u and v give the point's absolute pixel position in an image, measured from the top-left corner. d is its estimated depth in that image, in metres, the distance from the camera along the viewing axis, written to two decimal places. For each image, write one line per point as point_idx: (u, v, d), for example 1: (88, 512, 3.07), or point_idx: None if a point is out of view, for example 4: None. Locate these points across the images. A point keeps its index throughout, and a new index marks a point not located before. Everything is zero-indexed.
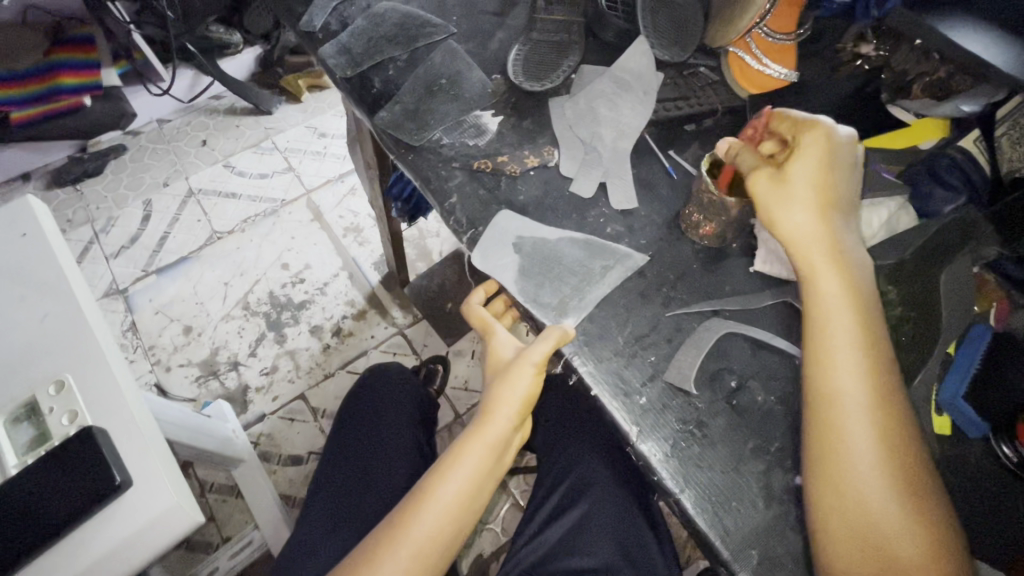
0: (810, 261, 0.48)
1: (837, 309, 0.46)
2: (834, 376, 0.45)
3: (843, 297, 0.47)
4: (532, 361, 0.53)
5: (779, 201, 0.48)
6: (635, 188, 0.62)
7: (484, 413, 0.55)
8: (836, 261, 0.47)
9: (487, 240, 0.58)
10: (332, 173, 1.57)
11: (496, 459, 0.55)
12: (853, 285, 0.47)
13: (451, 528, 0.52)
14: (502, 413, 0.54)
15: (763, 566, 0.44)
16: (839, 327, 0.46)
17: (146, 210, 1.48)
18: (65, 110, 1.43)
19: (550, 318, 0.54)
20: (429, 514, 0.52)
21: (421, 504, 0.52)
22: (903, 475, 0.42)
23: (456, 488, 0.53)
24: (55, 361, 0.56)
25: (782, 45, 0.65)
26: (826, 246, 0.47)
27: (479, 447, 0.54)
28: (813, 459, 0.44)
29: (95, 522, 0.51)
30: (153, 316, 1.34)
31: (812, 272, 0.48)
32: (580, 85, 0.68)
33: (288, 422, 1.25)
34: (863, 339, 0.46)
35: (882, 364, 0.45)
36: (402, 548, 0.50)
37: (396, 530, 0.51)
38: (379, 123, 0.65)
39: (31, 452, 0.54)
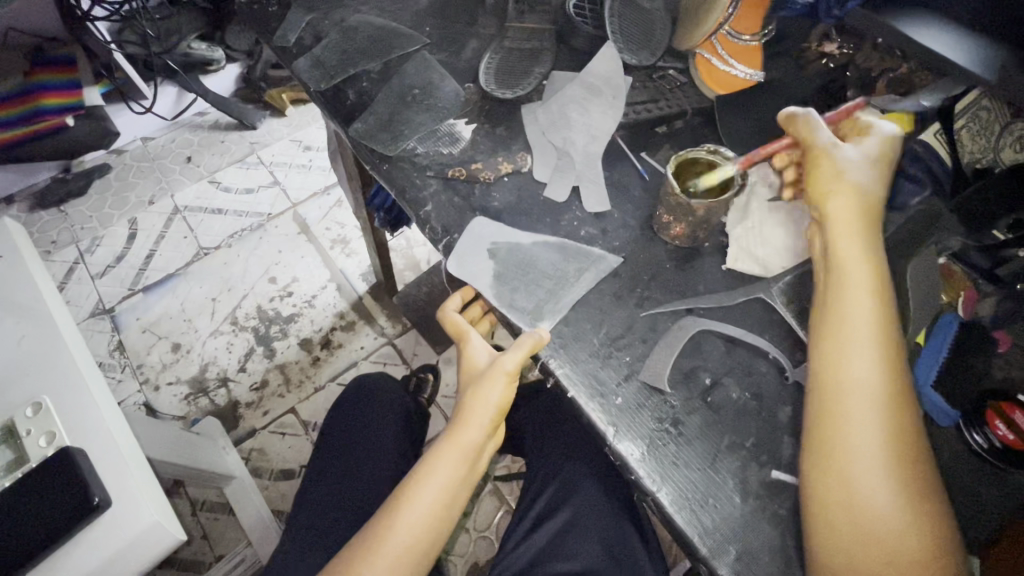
0: (836, 239, 0.49)
1: (856, 291, 0.46)
2: (843, 361, 0.45)
3: (866, 285, 0.47)
4: (506, 369, 0.53)
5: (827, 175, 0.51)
6: (608, 191, 0.62)
7: (460, 420, 0.55)
8: (864, 244, 0.48)
9: (460, 250, 0.58)
10: (318, 186, 1.58)
11: (472, 463, 0.56)
12: (878, 273, 0.47)
13: (430, 534, 0.53)
14: (479, 419, 0.55)
15: (742, 561, 0.45)
16: (856, 310, 0.46)
17: (131, 229, 1.48)
18: (45, 133, 1.39)
19: (523, 322, 0.54)
20: (407, 521, 0.52)
21: (399, 511, 0.53)
22: (908, 470, 0.42)
23: (434, 494, 0.53)
24: (34, 384, 0.58)
25: (747, 46, 0.67)
26: (859, 232, 0.48)
27: (455, 453, 0.54)
28: (813, 449, 0.44)
29: (73, 544, 0.51)
30: (140, 334, 1.33)
31: (840, 256, 0.48)
32: (552, 91, 0.68)
33: (278, 436, 1.24)
34: (877, 326, 0.45)
35: (894, 352, 0.45)
36: (381, 556, 0.51)
37: (375, 538, 0.52)
38: (354, 135, 0.66)
39: (8, 475, 0.54)
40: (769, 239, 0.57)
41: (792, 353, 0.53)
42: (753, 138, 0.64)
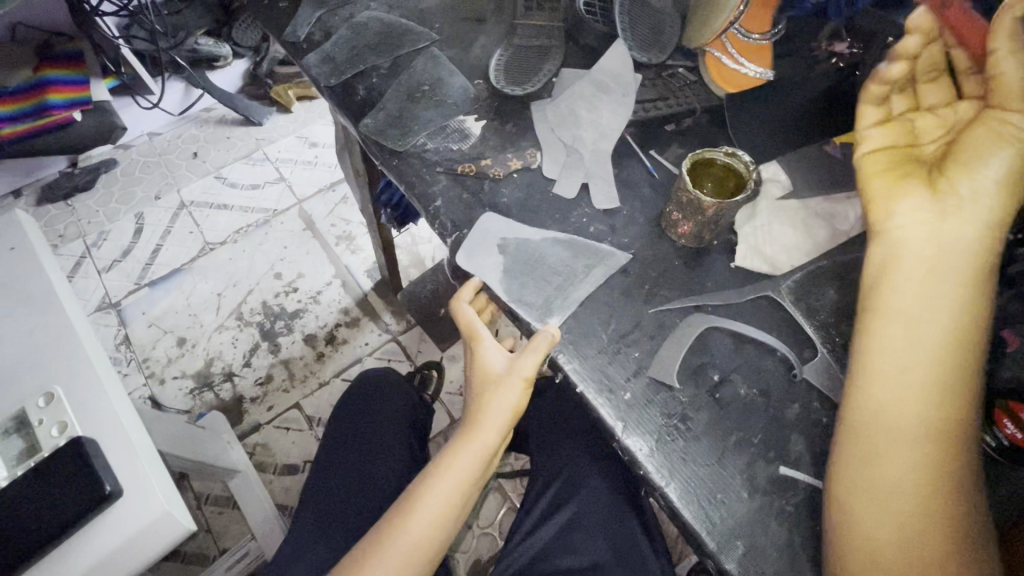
0: (931, 249, 0.46)
1: (932, 319, 0.45)
2: (898, 395, 0.44)
3: (944, 316, 0.45)
4: (523, 374, 0.53)
5: (998, 138, 0.46)
6: (616, 189, 0.62)
7: (473, 420, 0.55)
8: (954, 270, 0.45)
9: (468, 248, 0.58)
10: (323, 182, 1.58)
11: (484, 463, 0.56)
12: (966, 304, 0.45)
13: (441, 533, 0.54)
14: (494, 420, 0.55)
15: (749, 555, 0.45)
16: (924, 340, 0.44)
17: (138, 223, 1.49)
18: (53, 126, 1.38)
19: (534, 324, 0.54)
20: (418, 523, 0.52)
21: (411, 510, 0.53)
22: (937, 506, 0.42)
23: (445, 494, 0.54)
24: (45, 374, 0.59)
25: (757, 44, 0.66)
26: (966, 253, 0.45)
27: (470, 452, 0.54)
28: (850, 478, 0.44)
29: (87, 530, 0.52)
30: (146, 328, 1.34)
31: (936, 275, 0.45)
32: (561, 88, 0.69)
33: (282, 431, 1.25)
34: (947, 357, 0.44)
35: (963, 390, 0.44)
36: (392, 555, 0.51)
37: (387, 536, 0.52)
38: (363, 130, 0.66)
39: (23, 463, 0.56)
40: (777, 237, 0.57)
41: (801, 350, 0.54)
42: (764, 139, 0.64)
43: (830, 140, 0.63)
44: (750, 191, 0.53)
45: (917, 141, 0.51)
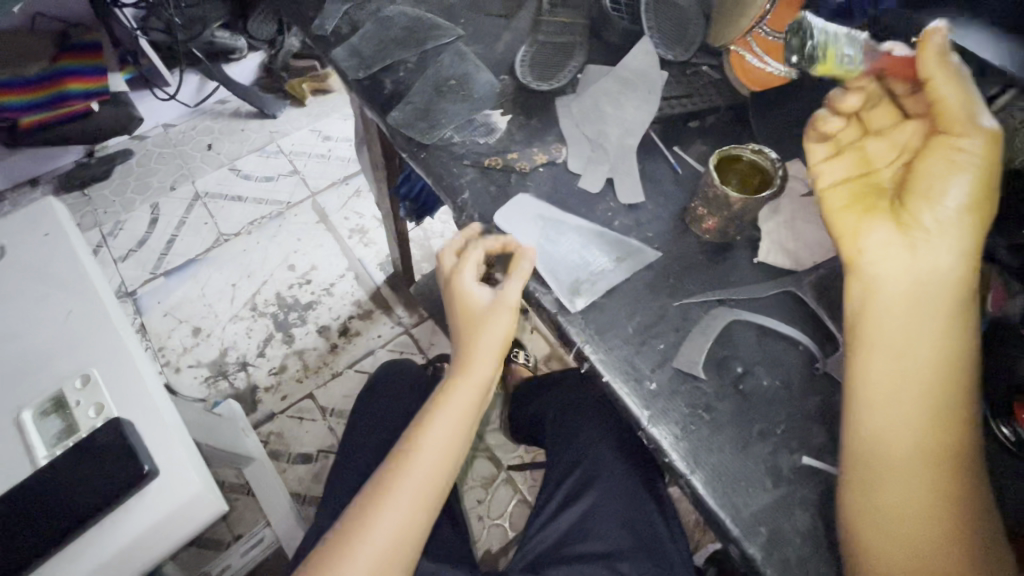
0: (908, 282, 0.46)
1: (915, 347, 0.46)
2: (889, 420, 0.45)
3: (928, 341, 0.45)
4: (508, 304, 0.56)
5: (954, 162, 0.45)
6: (641, 184, 0.63)
7: (467, 357, 0.58)
8: (937, 295, 0.46)
9: (508, 219, 0.60)
10: (337, 176, 1.59)
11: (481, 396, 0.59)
12: (950, 326, 0.45)
13: (445, 470, 0.57)
14: (489, 351, 0.58)
15: (772, 541, 0.46)
16: (911, 364, 0.45)
17: (154, 213, 1.50)
18: (72, 116, 1.41)
19: (568, 305, 0.55)
20: (424, 460, 0.56)
21: (414, 452, 0.56)
22: (942, 522, 0.43)
23: (446, 431, 0.57)
24: (80, 357, 0.60)
25: (783, 44, 0.64)
26: (945, 279, 0.45)
27: (468, 386, 0.58)
28: (858, 509, 0.44)
29: (123, 510, 0.53)
30: (162, 318, 1.36)
31: (916, 303, 0.46)
32: (585, 85, 0.70)
33: (297, 421, 1.26)
34: (935, 379, 0.45)
35: (954, 407, 0.45)
36: (400, 494, 0.54)
37: (393, 477, 0.55)
38: (391, 123, 0.67)
39: (60, 444, 0.57)
40: (800, 234, 0.58)
41: (823, 344, 0.55)
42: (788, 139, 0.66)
43: None
44: (777, 187, 0.54)
45: (873, 170, 0.51)
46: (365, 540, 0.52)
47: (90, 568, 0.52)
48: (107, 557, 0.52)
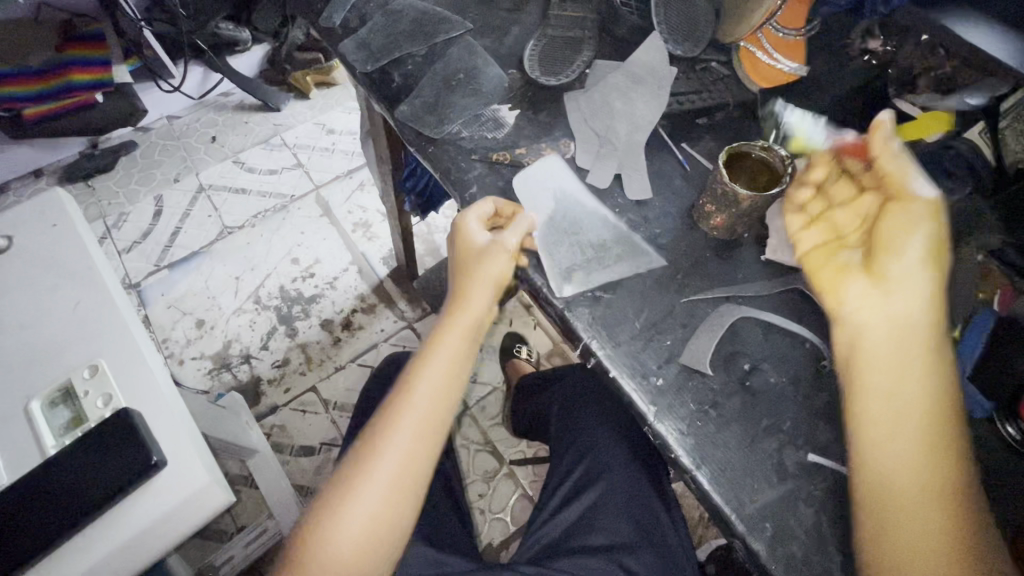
0: (891, 326, 0.46)
1: (906, 385, 0.45)
2: (893, 457, 0.44)
3: (918, 376, 0.45)
4: (508, 246, 0.56)
5: (907, 220, 0.47)
6: (649, 180, 0.63)
7: (462, 296, 0.58)
8: (920, 332, 0.46)
9: (524, 193, 0.61)
10: (341, 169, 1.59)
11: (475, 337, 0.58)
12: (934, 363, 0.46)
13: (440, 416, 0.55)
14: (480, 289, 0.57)
15: (777, 536, 0.46)
16: (905, 401, 0.45)
17: (158, 205, 1.50)
18: (76, 107, 1.43)
19: (556, 289, 0.56)
20: (414, 406, 0.55)
21: (406, 400, 0.55)
22: (961, 558, 0.42)
23: (438, 375, 0.56)
24: (88, 348, 0.60)
25: (792, 41, 0.67)
26: (923, 321, 0.46)
27: (459, 328, 0.57)
28: (866, 549, 0.44)
29: (132, 499, 0.54)
30: (166, 310, 1.36)
31: (900, 344, 0.46)
32: (594, 80, 0.69)
33: (300, 413, 1.27)
34: (930, 413, 0.45)
35: (952, 440, 0.45)
36: (393, 444, 0.53)
37: (385, 427, 0.54)
38: (399, 117, 0.67)
39: (68, 433, 0.57)
40: None
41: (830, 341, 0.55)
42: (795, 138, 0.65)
43: None
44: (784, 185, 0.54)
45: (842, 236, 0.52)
46: (360, 495, 0.52)
47: (102, 555, 0.52)
48: (119, 545, 0.53)
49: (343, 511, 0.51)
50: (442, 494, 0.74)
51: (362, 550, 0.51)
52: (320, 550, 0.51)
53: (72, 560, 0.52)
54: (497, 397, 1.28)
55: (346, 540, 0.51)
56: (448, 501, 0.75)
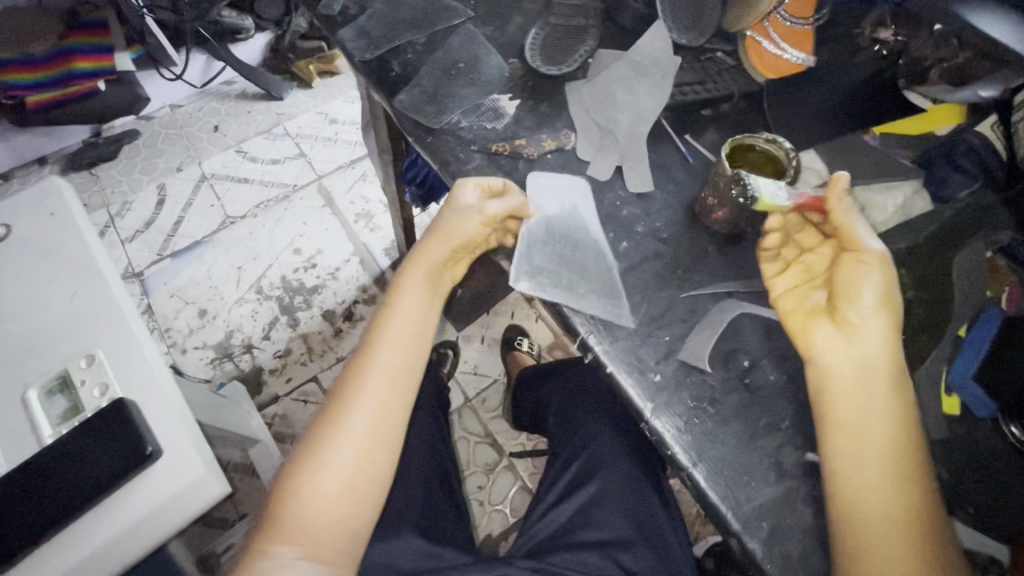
0: (853, 365, 0.46)
1: (873, 422, 0.45)
2: (864, 489, 0.44)
3: (886, 410, 0.45)
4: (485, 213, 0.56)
5: (865, 269, 0.48)
6: (651, 172, 0.62)
7: (426, 255, 0.59)
8: (884, 368, 0.46)
9: (536, 191, 0.60)
10: (343, 159, 1.58)
11: (438, 285, 0.60)
12: (899, 398, 0.46)
13: (411, 363, 0.56)
14: (442, 242, 0.58)
15: (774, 536, 0.46)
16: (874, 433, 0.45)
17: (160, 194, 1.50)
18: (79, 95, 1.41)
19: (512, 279, 0.55)
20: (379, 369, 0.55)
21: (373, 353, 0.55)
22: None
23: (404, 323, 0.57)
24: (86, 338, 0.60)
25: (800, 30, 0.66)
26: (887, 359, 0.46)
27: (419, 284, 0.58)
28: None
29: (128, 489, 0.54)
30: (168, 299, 1.36)
31: (866, 382, 0.46)
32: (597, 70, 0.68)
33: (301, 404, 1.27)
34: (897, 446, 0.45)
35: (918, 474, 0.44)
36: (365, 394, 0.54)
37: (352, 383, 0.54)
38: (398, 106, 0.66)
39: (64, 423, 0.57)
40: None
41: None
42: (800, 127, 0.64)
43: (866, 131, 0.63)
44: (790, 179, 0.53)
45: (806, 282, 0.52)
46: (336, 446, 0.52)
47: (96, 545, 0.52)
48: (113, 535, 0.53)
49: (321, 463, 0.52)
50: (438, 486, 0.74)
51: (343, 499, 0.52)
52: (301, 505, 0.51)
53: (68, 549, 0.52)
54: (497, 389, 1.27)
55: (326, 491, 0.51)
56: (444, 494, 0.74)
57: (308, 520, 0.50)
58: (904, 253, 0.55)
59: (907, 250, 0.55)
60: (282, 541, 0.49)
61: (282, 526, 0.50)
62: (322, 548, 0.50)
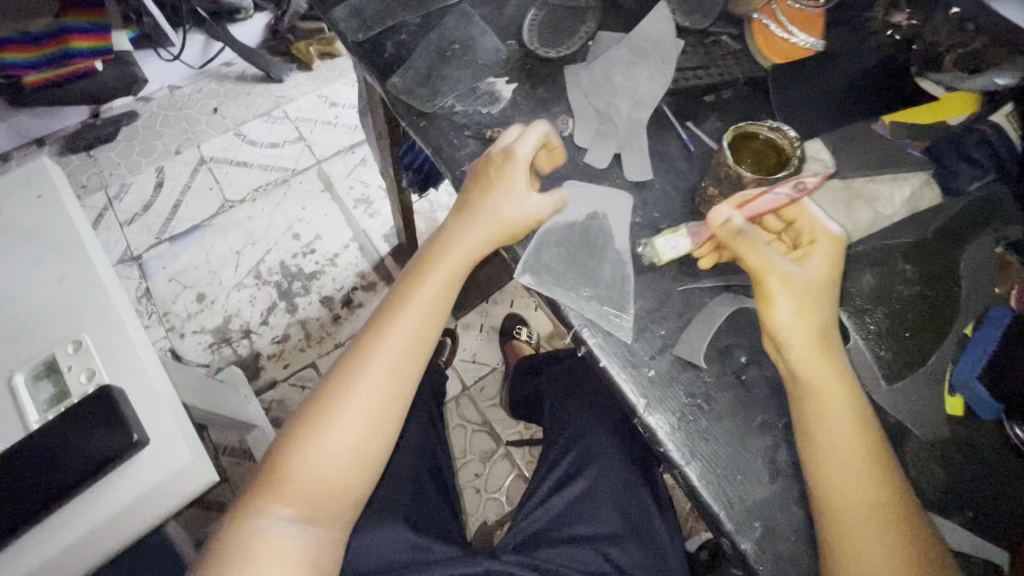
0: (811, 374, 0.44)
1: (836, 418, 0.44)
2: (842, 488, 0.42)
3: (845, 405, 0.44)
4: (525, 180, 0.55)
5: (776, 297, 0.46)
6: (650, 160, 0.60)
7: (459, 230, 0.55)
8: (830, 369, 0.44)
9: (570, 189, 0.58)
10: (342, 143, 1.56)
11: (472, 267, 0.57)
12: (853, 394, 0.45)
13: (425, 340, 0.54)
14: (485, 223, 0.54)
15: (767, 538, 0.45)
16: (838, 431, 0.43)
17: (158, 177, 1.49)
18: (78, 75, 1.39)
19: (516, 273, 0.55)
20: (392, 342, 0.53)
21: (389, 324, 0.54)
22: None
23: (427, 300, 0.54)
24: (73, 323, 0.59)
25: (809, 13, 0.63)
26: (829, 364, 0.45)
27: (454, 255, 0.55)
28: None
29: (114, 476, 0.53)
30: (167, 283, 1.36)
31: (816, 385, 0.44)
32: (597, 53, 0.66)
33: (298, 389, 1.27)
34: (863, 441, 0.43)
35: (885, 464, 0.43)
36: (373, 365, 0.52)
37: (361, 356, 0.53)
38: (391, 89, 0.64)
39: (52, 408, 0.57)
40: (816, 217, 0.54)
41: None
42: (806, 112, 0.62)
43: (878, 119, 0.60)
44: (794, 170, 0.51)
45: None
46: (337, 415, 0.51)
47: (82, 531, 0.52)
48: (99, 522, 0.53)
49: (322, 429, 0.51)
50: (430, 478, 0.73)
51: (342, 469, 0.51)
52: (297, 469, 0.50)
53: (53, 536, 0.51)
54: (495, 378, 1.27)
55: (325, 459, 0.50)
56: (436, 484, 0.74)
57: (302, 485, 0.50)
58: (909, 247, 0.54)
59: (912, 245, 0.54)
60: (275, 502, 0.50)
61: (277, 488, 0.50)
62: (315, 514, 0.50)
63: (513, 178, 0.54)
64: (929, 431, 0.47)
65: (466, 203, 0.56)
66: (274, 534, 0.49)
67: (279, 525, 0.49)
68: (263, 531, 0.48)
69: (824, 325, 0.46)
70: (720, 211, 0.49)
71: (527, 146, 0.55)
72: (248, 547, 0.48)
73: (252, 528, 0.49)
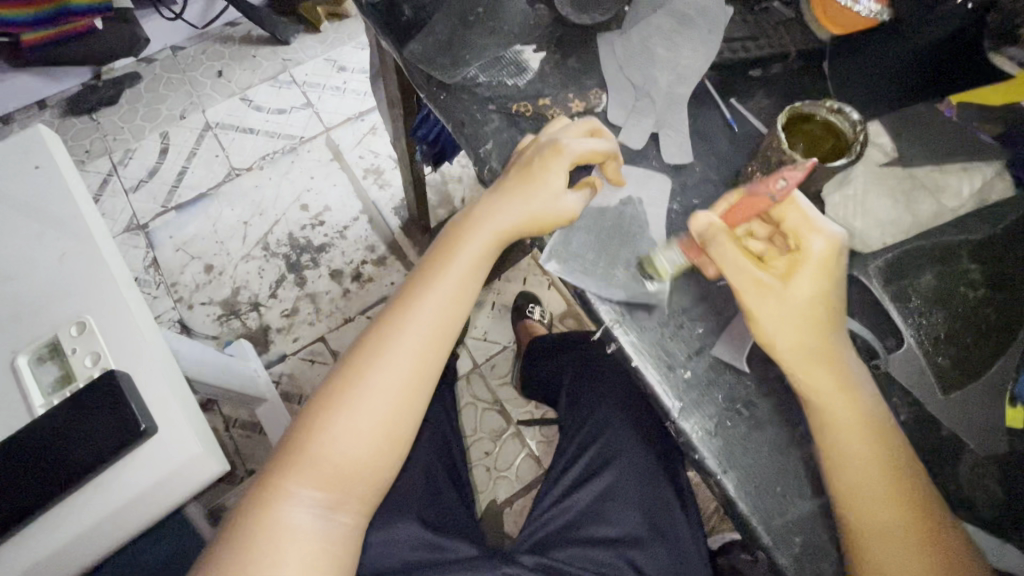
0: (813, 385, 0.43)
1: (843, 418, 0.42)
2: (859, 486, 0.42)
3: (848, 406, 0.43)
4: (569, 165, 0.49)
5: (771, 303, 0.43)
6: (690, 141, 0.55)
7: (491, 205, 0.51)
8: (835, 373, 0.43)
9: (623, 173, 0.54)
10: (353, 111, 1.50)
11: (501, 248, 0.53)
12: (855, 391, 0.43)
13: (451, 322, 0.51)
14: (522, 200, 0.50)
15: (805, 553, 0.43)
16: (848, 429, 0.42)
17: (163, 143, 1.44)
18: (74, 34, 1.32)
19: (542, 258, 0.51)
20: (419, 321, 0.50)
21: (415, 304, 0.50)
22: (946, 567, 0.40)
23: (456, 279, 0.51)
24: (77, 302, 0.53)
25: None
26: (833, 370, 0.43)
27: (484, 231, 0.51)
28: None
29: (122, 465, 0.50)
30: (174, 253, 1.33)
31: (819, 390, 0.43)
32: (634, 20, 0.60)
33: (308, 363, 1.25)
34: (874, 439, 0.42)
35: (899, 455, 0.42)
36: (400, 348, 0.49)
37: (387, 333, 0.50)
38: (408, 56, 0.58)
39: (57, 393, 0.52)
40: (871, 211, 0.50)
41: (884, 339, 0.47)
42: (864, 93, 0.57)
43: (944, 100, 0.55)
44: (856, 154, 0.45)
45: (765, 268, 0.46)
46: (365, 397, 0.48)
47: (90, 520, 0.49)
48: (106, 513, 0.49)
49: (347, 412, 0.48)
50: (444, 469, 0.72)
51: (370, 454, 0.48)
52: (323, 453, 0.47)
53: (60, 525, 0.49)
54: (507, 356, 1.24)
55: (352, 444, 0.48)
56: (450, 475, 0.72)
57: (327, 469, 0.47)
58: (975, 245, 0.50)
59: (978, 242, 0.50)
60: (301, 487, 0.47)
61: (300, 473, 0.47)
62: (342, 501, 0.48)
63: (552, 161, 0.49)
64: (985, 446, 0.45)
65: (499, 184, 0.52)
66: (300, 520, 0.46)
67: (305, 512, 0.46)
68: (288, 519, 0.46)
69: (805, 348, 0.43)
70: (701, 218, 0.45)
71: (568, 133, 0.51)
72: (272, 535, 0.45)
73: (276, 515, 0.46)
